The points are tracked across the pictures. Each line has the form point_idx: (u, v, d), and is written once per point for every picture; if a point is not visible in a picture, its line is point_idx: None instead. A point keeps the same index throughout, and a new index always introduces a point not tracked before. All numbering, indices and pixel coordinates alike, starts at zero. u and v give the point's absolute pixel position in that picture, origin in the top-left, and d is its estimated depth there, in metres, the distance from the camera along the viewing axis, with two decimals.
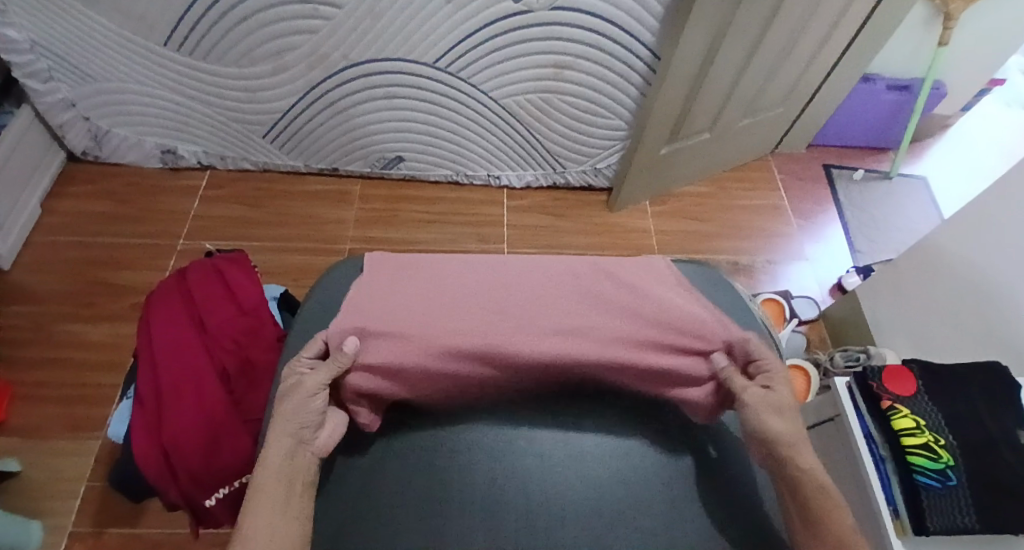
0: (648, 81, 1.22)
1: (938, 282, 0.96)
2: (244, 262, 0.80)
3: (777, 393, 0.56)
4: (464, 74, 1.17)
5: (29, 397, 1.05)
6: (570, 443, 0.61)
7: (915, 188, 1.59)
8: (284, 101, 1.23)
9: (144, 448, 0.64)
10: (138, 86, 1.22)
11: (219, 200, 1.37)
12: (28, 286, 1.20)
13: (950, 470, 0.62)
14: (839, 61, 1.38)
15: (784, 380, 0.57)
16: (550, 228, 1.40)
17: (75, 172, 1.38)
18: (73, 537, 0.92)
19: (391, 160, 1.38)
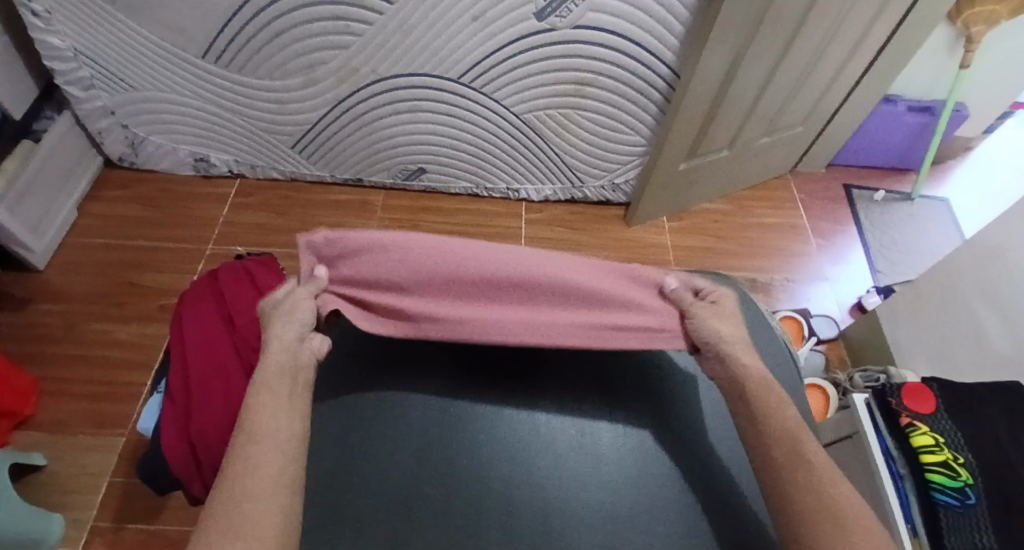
0: (667, 98, 1.24)
1: (958, 303, 0.95)
2: (273, 266, 0.83)
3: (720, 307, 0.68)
4: (486, 90, 1.20)
5: (57, 392, 1.09)
6: (569, 448, 0.66)
7: (937, 210, 1.57)
8: (313, 113, 1.27)
9: (173, 440, 0.67)
10: (175, 96, 1.27)
11: (247, 207, 1.42)
12: (61, 285, 1.25)
13: (970, 488, 0.61)
14: (859, 83, 1.39)
15: (727, 297, 0.70)
16: (568, 241, 1.42)
17: (110, 177, 1.44)
18: (94, 530, 0.95)
19: (413, 172, 1.41)
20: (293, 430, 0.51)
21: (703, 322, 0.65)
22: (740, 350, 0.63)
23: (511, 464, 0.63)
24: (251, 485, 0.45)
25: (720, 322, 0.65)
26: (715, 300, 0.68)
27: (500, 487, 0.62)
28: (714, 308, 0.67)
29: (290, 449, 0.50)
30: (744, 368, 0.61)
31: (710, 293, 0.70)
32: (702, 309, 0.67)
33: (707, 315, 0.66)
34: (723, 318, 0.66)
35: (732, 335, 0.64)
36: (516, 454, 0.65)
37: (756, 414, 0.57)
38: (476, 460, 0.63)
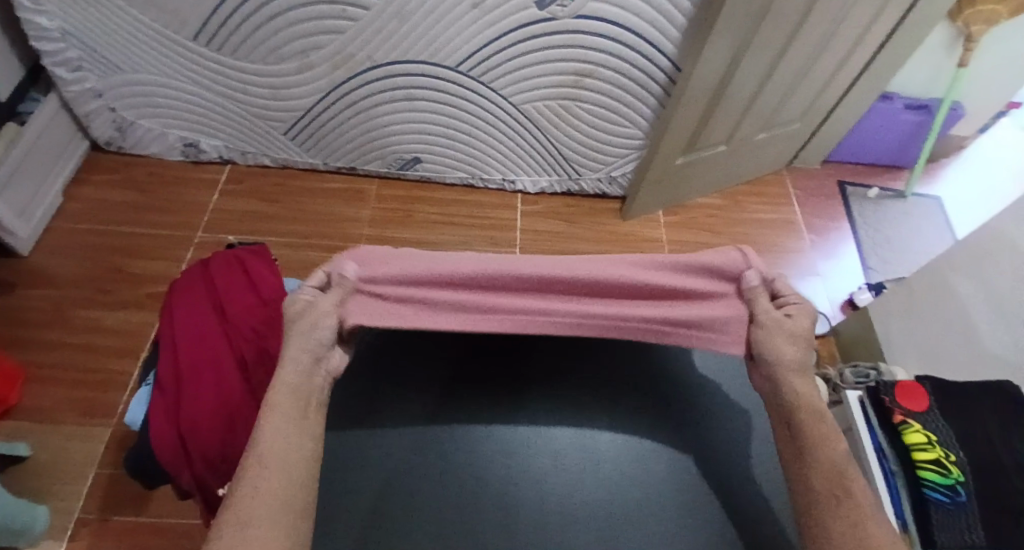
0: (667, 92, 1.23)
1: (950, 302, 0.95)
2: (266, 255, 0.82)
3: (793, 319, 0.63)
4: (484, 79, 1.18)
5: (43, 380, 1.07)
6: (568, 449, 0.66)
7: (929, 208, 1.58)
8: (306, 99, 1.25)
9: (162, 431, 0.65)
10: (165, 79, 1.24)
11: (238, 193, 1.39)
12: (46, 270, 1.22)
13: (960, 486, 0.61)
14: (857, 80, 1.39)
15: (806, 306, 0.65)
16: (562, 234, 1.41)
17: (98, 161, 1.41)
18: (81, 520, 0.94)
19: (408, 161, 1.40)
20: (301, 444, 0.50)
21: (764, 333, 0.63)
22: (794, 372, 0.60)
23: (511, 461, 0.65)
24: (256, 505, 0.44)
25: (789, 336, 0.62)
26: (791, 312, 0.64)
27: (501, 483, 0.63)
28: (788, 319, 0.63)
29: (297, 469, 0.48)
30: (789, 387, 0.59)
31: (796, 296, 0.65)
32: (773, 319, 0.64)
33: (774, 325, 0.63)
34: (794, 331, 0.62)
35: (793, 354, 0.61)
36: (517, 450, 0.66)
37: (793, 420, 0.57)
38: (478, 457, 0.65)
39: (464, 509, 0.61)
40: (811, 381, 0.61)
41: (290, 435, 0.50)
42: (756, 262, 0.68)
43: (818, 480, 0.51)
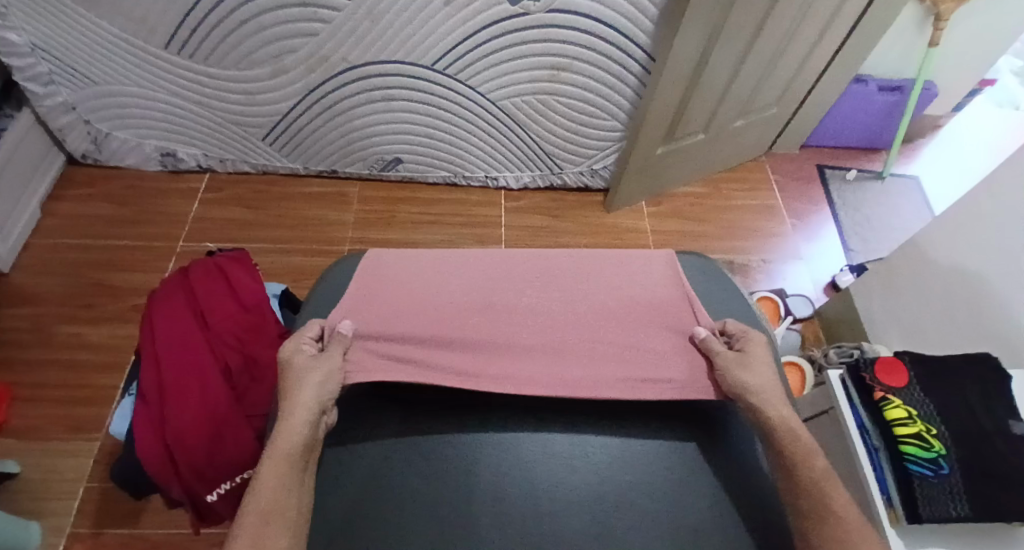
0: (643, 83, 1.23)
1: (929, 278, 0.97)
2: (246, 260, 0.81)
3: (751, 353, 0.64)
4: (461, 76, 1.18)
5: (27, 397, 1.06)
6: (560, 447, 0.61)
7: (908, 187, 1.61)
8: (282, 104, 1.24)
9: (147, 441, 0.65)
10: (138, 89, 1.23)
11: (219, 201, 1.38)
12: (27, 287, 1.20)
13: (942, 459, 0.63)
14: (830, 64, 1.40)
15: (760, 342, 0.65)
16: (547, 229, 1.41)
17: (75, 175, 1.39)
18: (73, 537, 0.92)
19: (389, 162, 1.39)
20: (291, 492, 0.50)
21: (734, 369, 0.62)
22: (772, 400, 0.60)
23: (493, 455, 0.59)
24: None
25: (755, 369, 0.62)
26: (744, 346, 0.65)
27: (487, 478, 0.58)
28: (746, 352, 0.64)
29: (296, 524, 0.49)
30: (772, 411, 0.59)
31: (743, 332, 0.67)
32: (736, 356, 0.63)
33: (740, 360, 0.62)
34: (756, 363, 0.63)
35: (766, 385, 0.61)
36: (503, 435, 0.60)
37: (778, 439, 0.57)
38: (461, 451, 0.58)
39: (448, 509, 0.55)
40: (787, 406, 0.60)
41: (284, 486, 0.50)
42: (701, 317, 0.70)
43: (799, 499, 0.52)
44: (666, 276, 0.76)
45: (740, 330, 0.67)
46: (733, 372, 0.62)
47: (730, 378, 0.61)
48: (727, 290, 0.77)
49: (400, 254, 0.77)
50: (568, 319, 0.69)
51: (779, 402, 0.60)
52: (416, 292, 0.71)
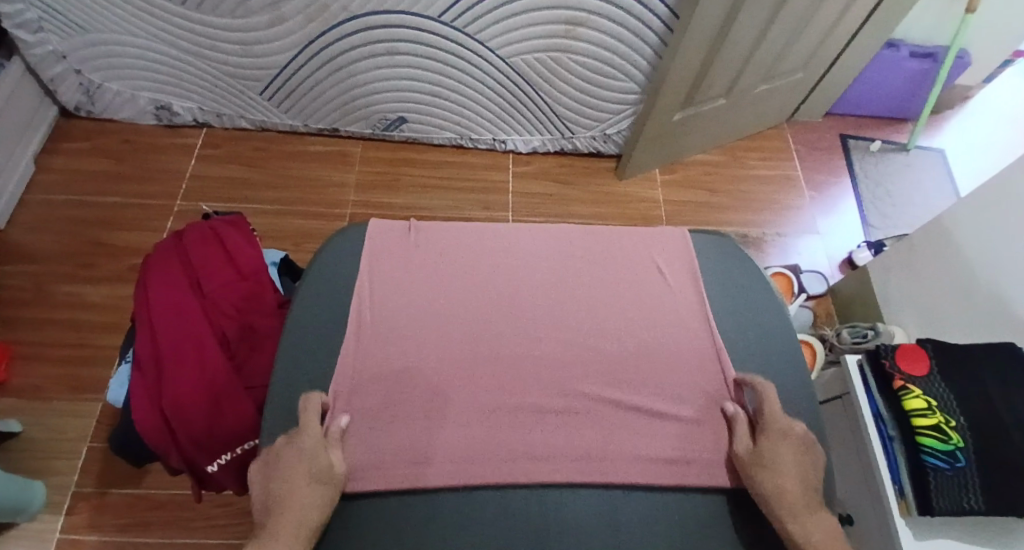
0: (664, 42, 1.16)
1: (951, 260, 0.93)
2: (243, 226, 0.78)
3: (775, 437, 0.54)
4: (470, 30, 1.11)
5: (29, 356, 1.05)
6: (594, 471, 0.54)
7: (932, 161, 1.54)
8: (281, 56, 1.17)
9: (144, 411, 0.63)
10: (130, 37, 1.16)
11: (216, 158, 1.33)
12: (24, 245, 1.18)
13: (959, 451, 0.60)
14: (863, 27, 1.32)
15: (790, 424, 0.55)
16: (556, 196, 1.36)
17: (69, 128, 1.34)
18: (78, 496, 0.93)
19: (393, 122, 1.33)
20: None
21: (757, 464, 0.52)
22: (801, 509, 0.50)
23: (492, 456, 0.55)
24: None
25: (782, 466, 0.52)
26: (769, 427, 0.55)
27: (494, 479, 0.53)
28: (774, 437, 0.54)
29: None
30: (799, 526, 0.49)
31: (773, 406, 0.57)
32: (759, 446, 0.54)
33: (763, 454, 0.53)
34: (786, 456, 0.53)
35: (794, 488, 0.51)
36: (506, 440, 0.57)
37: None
38: (455, 457, 0.54)
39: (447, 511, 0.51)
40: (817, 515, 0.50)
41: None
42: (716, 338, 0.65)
43: None
44: (681, 264, 0.73)
45: (767, 398, 0.58)
46: (748, 464, 0.53)
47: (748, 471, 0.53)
48: (746, 269, 0.74)
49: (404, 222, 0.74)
50: (576, 302, 0.67)
51: (811, 514, 0.50)
52: (423, 269, 0.68)
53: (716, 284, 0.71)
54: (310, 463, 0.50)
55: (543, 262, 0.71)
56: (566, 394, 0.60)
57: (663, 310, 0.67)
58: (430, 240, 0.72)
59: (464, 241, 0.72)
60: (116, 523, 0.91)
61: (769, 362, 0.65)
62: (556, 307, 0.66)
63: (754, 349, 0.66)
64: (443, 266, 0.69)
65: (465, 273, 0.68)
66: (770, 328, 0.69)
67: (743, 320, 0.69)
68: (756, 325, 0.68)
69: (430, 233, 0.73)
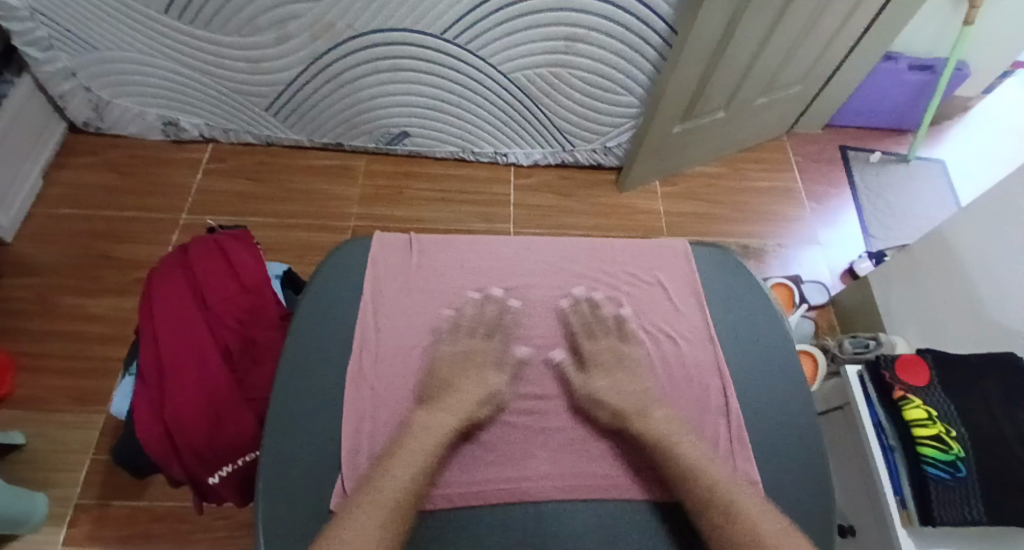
0: (663, 56, 1.17)
1: (951, 270, 0.93)
2: (246, 239, 0.79)
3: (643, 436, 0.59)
4: (471, 47, 1.13)
5: (33, 368, 1.06)
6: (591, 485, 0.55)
7: (932, 171, 1.55)
8: (286, 73, 1.20)
9: (147, 425, 0.64)
10: (139, 55, 1.19)
11: (222, 173, 1.35)
12: (31, 257, 1.19)
13: (960, 462, 0.60)
14: (860, 41, 1.33)
15: (609, 335, 0.67)
16: (558, 208, 1.38)
17: (77, 143, 1.36)
18: (79, 509, 0.93)
19: (396, 136, 1.35)
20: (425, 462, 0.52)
21: (585, 385, 0.61)
22: (637, 414, 0.59)
23: (493, 466, 0.55)
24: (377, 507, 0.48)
25: (600, 376, 0.63)
26: (597, 356, 0.65)
27: (495, 490, 0.54)
28: (601, 365, 0.64)
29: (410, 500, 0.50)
30: (642, 426, 0.58)
31: (610, 336, 0.67)
32: (587, 375, 0.63)
33: (589, 377, 0.62)
34: (606, 377, 0.63)
35: (628, 399, 0.61)
36: (506, 451, 0.57)
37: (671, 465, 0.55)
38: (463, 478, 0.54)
39: (451, 521, 0.52)
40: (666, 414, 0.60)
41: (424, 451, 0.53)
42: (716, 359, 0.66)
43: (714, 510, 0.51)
44: (682, 277, 0.73)
45: (610, 329, 0.67)
46: (587, 383, 0.62)
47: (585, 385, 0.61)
48: (745, 280, 0.74)
49: (406, 235, 0.75)
50: (574, 315, 0.68)
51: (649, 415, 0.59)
52: (426, 283, 0.69)
53: (714, 296, 0.72)
54: (480, 386, 0.61)
55: (543, 274, 0.71)
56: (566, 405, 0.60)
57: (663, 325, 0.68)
58: (432, 253, 0.72)
59: (463, 254, 0.72)
60: (117, 535, 0.91)
61: (765, 371, 0.66)
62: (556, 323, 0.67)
63: (752, 363, 0.66)
64: (443, 282, 0.69)
65: (467, 288, 0.69)
66: (770, 339, 0.69)
67: (744, 332, 0.69)
68: (755, 336, 0.69)
69: (433, 246, 0.73)
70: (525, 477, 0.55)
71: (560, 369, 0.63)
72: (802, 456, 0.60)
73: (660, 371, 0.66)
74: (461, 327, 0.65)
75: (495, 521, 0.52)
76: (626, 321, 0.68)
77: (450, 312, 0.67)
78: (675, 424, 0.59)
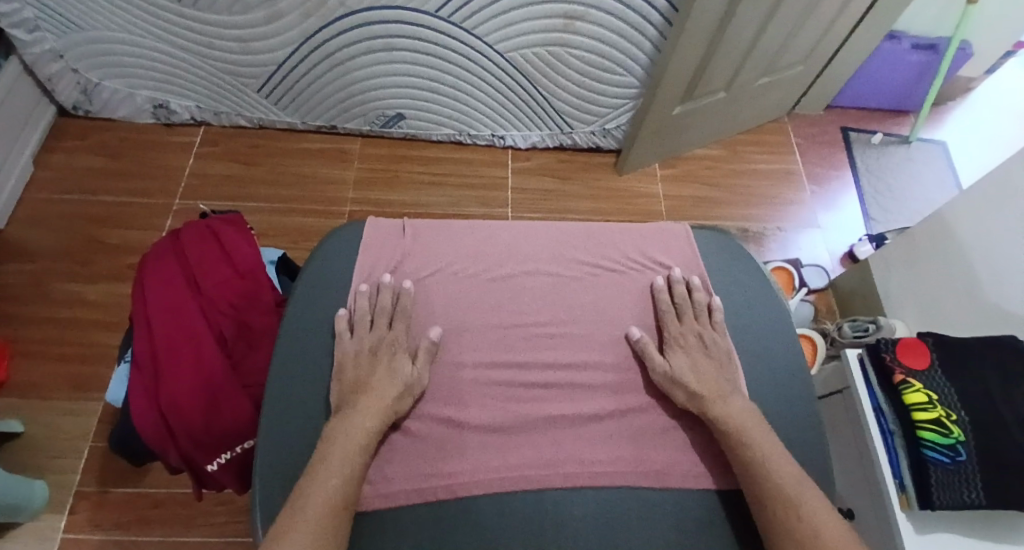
0: (664, 36, 1.15)
1: (952, 253, 0.93)
2: (240, 224, 0.78)
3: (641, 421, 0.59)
4: (468, 25, 1.10)
5: (28, 355, 1.05)
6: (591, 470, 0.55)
7: (933, 153, 1.53)
8: (277, 53, 1.17)
9: (142, 411, 0.63)
10: (126, 35, 1.16)
11: (215, 156, 1.33)
12: (22, 244, 1.17)
13: (960, 445, 0.60)
14: (863, 20, 1.31)
15: (677, 319, 0.65)
16: (557, 192, 1.36)
17: (67, 127, 1.33)
18: (79, 495, 0.93)
19: (392, 118, 1.33)
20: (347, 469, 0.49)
21: (664, 364, 0.60)
22: (718, 398, 0.57)
23: (492, 454, 0.55)
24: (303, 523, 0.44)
25: (677, 359, 0.60)
26: (675, 339, 0.63)
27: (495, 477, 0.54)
28: (685, 347, 0.62)
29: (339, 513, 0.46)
30: (722, 410, 0.56)
31: (693, 318, 0.65)
32: (669, 356, 0.61)
33: (672, 361, 0.60)
34: (684, 361, 0.60)
35: (710, 383, 0.59)
36: (507, 438, 0.57)
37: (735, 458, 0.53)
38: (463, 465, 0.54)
39: (451, 507, 0.52)
40: (742, 401, 0.58)
41: (346, 457, 0.49)
42: None
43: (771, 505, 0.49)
44: (684, 263, 0.72)
45: (686, 311, 0.65)
46: (663, 365, 0.60)
47: (658, 365, 0.60)
48: (745, 265, 0.73)
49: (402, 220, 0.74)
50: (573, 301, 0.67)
51: (729, 400, 0.57)
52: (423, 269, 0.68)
53: (714, 281, 0.71)
54: (393, 378, 0.56)
55: (542, 259, 0.70)
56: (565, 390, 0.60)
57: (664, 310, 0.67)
58: (428, 239, 0.71)
59: (460, 239, 0.71)
60: (118, 521, 0.92)
61: (766, 356, 0.65)
62: (555, 308, 0.66)
63: (752, 348, 0.66)
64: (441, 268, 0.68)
65: (465, 274, 0.68)
66: (771, 323, 0.68)
67: (746, 317, 0.68)
68: (755, 321, 0.68)
69: (429, 231, 0.72)
70: (526, 463, 0.55)
71: (559, 355, 0.62)
72: (803, 441, 0.59)
73: (730, 354, 0.63)
74: (361, 319, 0.61)
75: (495, 510, 0.52)
76: (627, 307, 0.67)
77: (434, 296, 0.65)
78: (753, 410, 0.57)
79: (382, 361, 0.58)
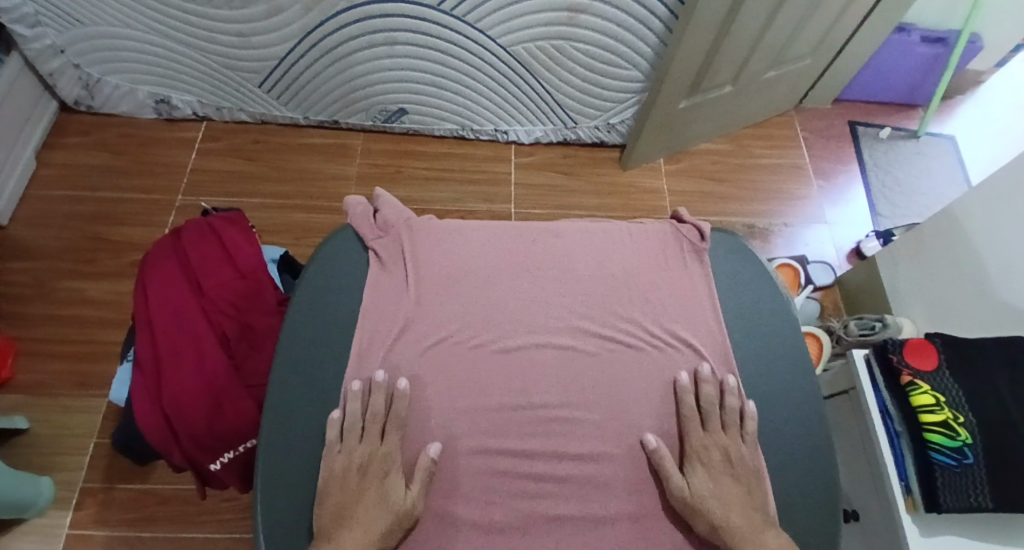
0: (669, 28, 1.13)
1: (960, 251, 0.91)
2: (240, 223, 0.78)
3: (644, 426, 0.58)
4: (470, 19, 1.09)
5: (33, 353, 1.05)
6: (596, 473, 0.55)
7: (942, 148, 1.51)
8: (278, 47, 1.16)
9: (146, 412, 0.63)
10: (127, 30, 1.15)
11: (217, 152, 1.33)
12: (26, 241, 1.18)
13: (967, 448, 0.59)
14: (872, 12, 1.28)
15: (699, 427, 0.58)
16: (560, 188, 1.35)
17: (69, 123, 1.33)
18: (84, 492, 0.94)
19: (394, 113, 1.32)
20: None
21: (682, 486, 0.53)
22: (748, 536, 0.51)
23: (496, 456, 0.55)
24: None
25: (696, 481, 0.54)
26: (695, 455, 0.56)
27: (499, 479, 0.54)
28: (707, 464, 0.56)
29: None
30: None
31: (721, 428, 0.58)
32: (688, 476, 0.55)
33: (691, 485, 0.54)
34: (706, 483, 0.54)
35: (738, 516, 0.52)
36: (510, 440, 0.57)
37: None
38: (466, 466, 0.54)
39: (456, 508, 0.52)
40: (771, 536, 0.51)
41: None
42: (721, 344, 0.65)
43: None
44: (689, 264, 0.71)
45: (709, 414, 0.58)
46: (679, 485, 0.53)
47: (674, 488, 0.53)
48: (751, 264, 0.72)
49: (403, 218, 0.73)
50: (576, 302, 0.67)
51: (760, 534, 0.51)
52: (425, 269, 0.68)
53: (719, 281, 0.70)
54: (386, 506, 0.50)
55: (545, 259, 0.70)
56: (570, 393, 0.60)
57: (667, 310, 0.67)
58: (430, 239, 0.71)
59: (462, 239, 0.71)
60: (124, 518, 0.92)
61: (772, 357, 0.65)
62: (559, 309, 0.66)
63: (758, 349, 0.65)
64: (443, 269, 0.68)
65: (467, 274, 0.67)
66: (777, 324, 0.67)
67: (751, 319, 0.68)
68: (761, 322, 0.67)
69: (431, 231, 0.71)
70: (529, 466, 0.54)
71: (562, 357, 0.62)
72: (809, 446, 0.59)
73: (758, 470, 0.57)
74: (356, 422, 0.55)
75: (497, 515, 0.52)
76: (632, 307, 0.66)
77: (436, 299, 0.65)
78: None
79: (375, 482, 0.52)
